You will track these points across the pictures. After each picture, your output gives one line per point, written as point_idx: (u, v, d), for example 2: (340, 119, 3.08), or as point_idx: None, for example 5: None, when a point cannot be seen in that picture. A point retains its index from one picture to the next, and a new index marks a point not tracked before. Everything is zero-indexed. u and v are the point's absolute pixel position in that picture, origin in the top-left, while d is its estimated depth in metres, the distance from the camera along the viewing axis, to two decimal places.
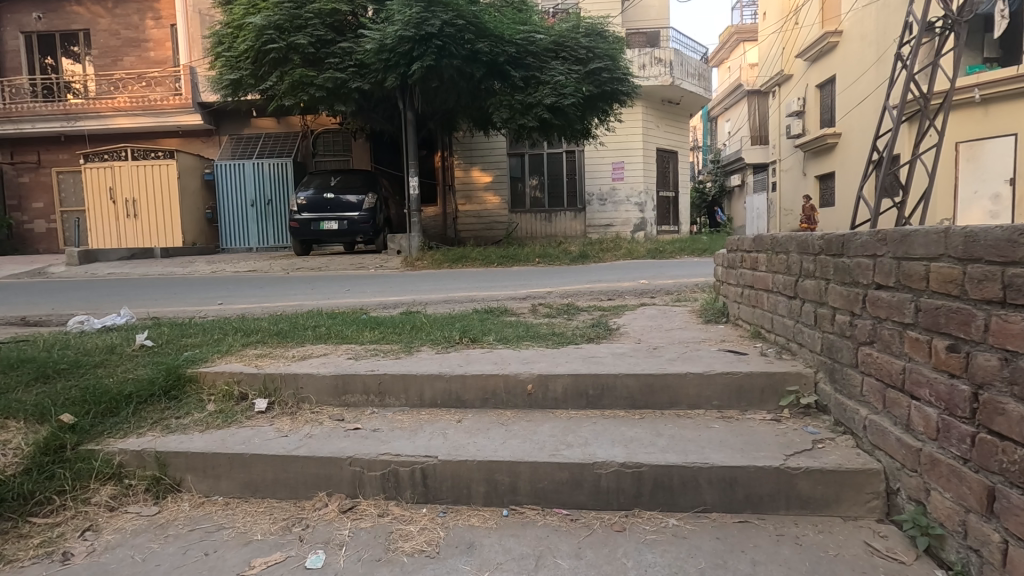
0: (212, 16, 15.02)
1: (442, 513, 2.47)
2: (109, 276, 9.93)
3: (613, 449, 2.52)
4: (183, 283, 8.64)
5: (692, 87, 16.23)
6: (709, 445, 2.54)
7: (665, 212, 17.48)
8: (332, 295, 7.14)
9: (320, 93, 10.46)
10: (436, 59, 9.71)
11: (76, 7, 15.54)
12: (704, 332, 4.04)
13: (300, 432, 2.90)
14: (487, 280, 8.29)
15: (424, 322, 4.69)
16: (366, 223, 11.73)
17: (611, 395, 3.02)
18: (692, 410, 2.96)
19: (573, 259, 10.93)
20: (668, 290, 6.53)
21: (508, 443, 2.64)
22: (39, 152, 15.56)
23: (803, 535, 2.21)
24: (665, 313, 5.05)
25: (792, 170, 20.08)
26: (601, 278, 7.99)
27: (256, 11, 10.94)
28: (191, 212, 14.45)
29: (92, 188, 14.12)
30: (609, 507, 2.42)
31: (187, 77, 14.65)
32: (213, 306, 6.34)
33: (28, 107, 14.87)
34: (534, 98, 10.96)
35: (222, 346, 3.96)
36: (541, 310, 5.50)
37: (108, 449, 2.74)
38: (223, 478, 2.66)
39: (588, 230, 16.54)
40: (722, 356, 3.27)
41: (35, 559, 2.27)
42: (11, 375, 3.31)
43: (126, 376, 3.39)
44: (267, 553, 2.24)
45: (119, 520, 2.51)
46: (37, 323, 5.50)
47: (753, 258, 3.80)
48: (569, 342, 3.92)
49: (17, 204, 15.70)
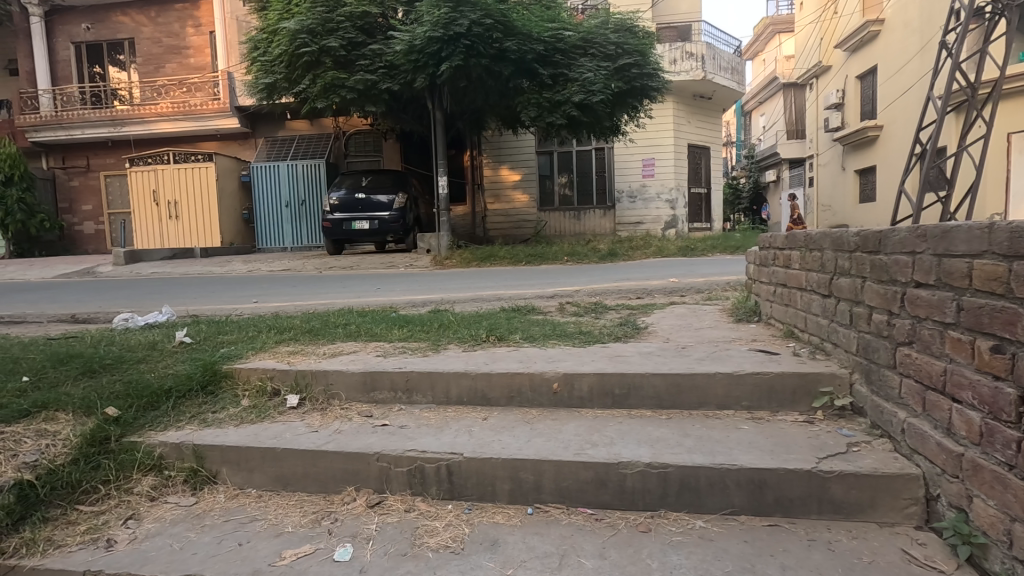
0: (248, 22, 15.78)
1: (468, 510, 2.50)
2: (151, 275, 10.29)
3: (638, 449, 2.50)
4: (221, 283, 8.90)
5: (726, 81, 15.89)
6: (738, 446, 2.49)
7: (697, 210, 17.21)
8: (362, 294, 7.22)
9: (352, 94, 10.63)
10: (464, 59, 9.79)
11: (121, 16, 16.17)
12: (735, 331, 3.96)
13: (330, 427, 2.96)
14: (516, 278, 8.29)
15: (452, 320, 4.73)
16: (397, 222, 11.90)
17: (638, 394, 2.99)
18: (721, 411, 2.91)
19: (602, 257, 10.88)
20: (699, 287, 6.43)
21: (533, 441, 2.64)
22: (88, 156, 16.30)
23: (836, 540, 2.14)
24: (695, 312, 4.96)
25: (830, 165, 19.47)
26: (630, 277, 7.87)
27: (290, 15, 11.18)
28: (229, 213, 14.89)
29: (137, 191, 14.73)
30: (634, 507, 2.39)
31: (225, 82, 15.11)
32: (248, 304, 6.53)
33: (77, 114, 15.52)
34: (562, 95, 10.91)
35: (256, 343, 4.08)
36: (569, 308, 5.50)
37: (150, 441, 2.86)
38: (256, 471, 2.75)
39: (617, 227, 16.39)
40: (752, 356, 3.21)
41: (82, 544, 2.38)
42: (61, 370, 3.48)
43: (165, 371, 3.54)
44: (298, 545, 2.30)
45: (160, 509, 2.62)
46: (87, 320, 5.79)
47: (787, 256, 3.70)
48: (597, 341, 3.90)
49: (69, 207, 16.52)
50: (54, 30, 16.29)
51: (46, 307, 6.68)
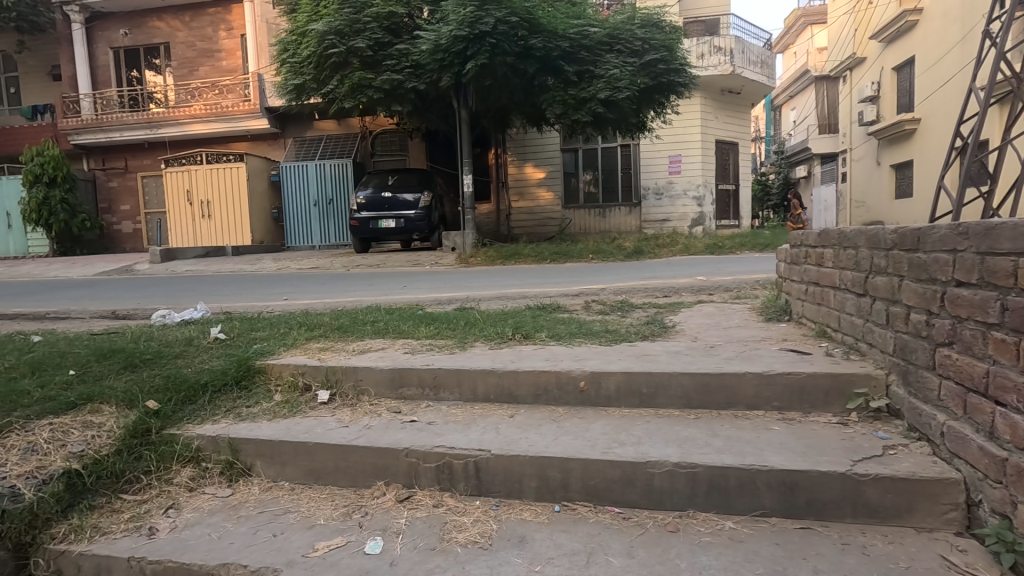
0: (277, 24, 16.03)
1: (495, 506, 2.52)
2: (186, 273, 10.61)
3: (666, 448, 2.48)
4: (252, 280, 9.12)
5: (755, 76, 15.57)
6: (768, 447, 2.46)
7: (725, 206, 16.92)
8: (389, 292, 7.31)
9: (378, 94, 10.75)
10: (490, 57, 9.83)
11: (157, 22, 16.66)
12: (765, 331, 3.89)
13: (360, 422, 3.02)
14: (541, 277, 8.29)
15: (478, 318, 4.77)
16: (422, 221, 12.04)
17: (666, 393, 2.96)
18: (751, 411, 2.87)
19: (627, 254, 10.79)
20: (728, 286, 6.34)
21: (560, 439, 2.64)
22: (126, 158, 16.87)
23: (870, 545, 2.10)
24: (724, 311, 4.88)
25: (865, 159, 18.94)
26: (656, 275, 7.79)
27: (318, 17, 11.36)
28: (259, 212, 15.25)
29: (173, 191, 15.20)
30: (662, 507, 2.38)
31: (255, 83, 15.43)
32: (278, 301, 6.66)
33: (115, 117, 16.04)
34: (587, 92, 10.83)
35: (288, 339, 4.18)
36: (595, 306, 5.47)
37: (188, 433, 2.95)
38: (289, 465, 2.81)
39: (643, 225, 16.24)
40: (783, 356, 3.15)
41: (126, 531, 2.48)
42: (104, 364, 3.62)
43: (202, 366, 3.65)
44: (330, 537, 2.35)
45: (198, 500, 2.71)
46: (127, 316, 6.01)
47: (819, 254, 3.62)
48: (623, 339, 3.89)
49: (108, 207, 17.14)
50: (94, 36, 16.86)
51: (88, 304, 6.95)
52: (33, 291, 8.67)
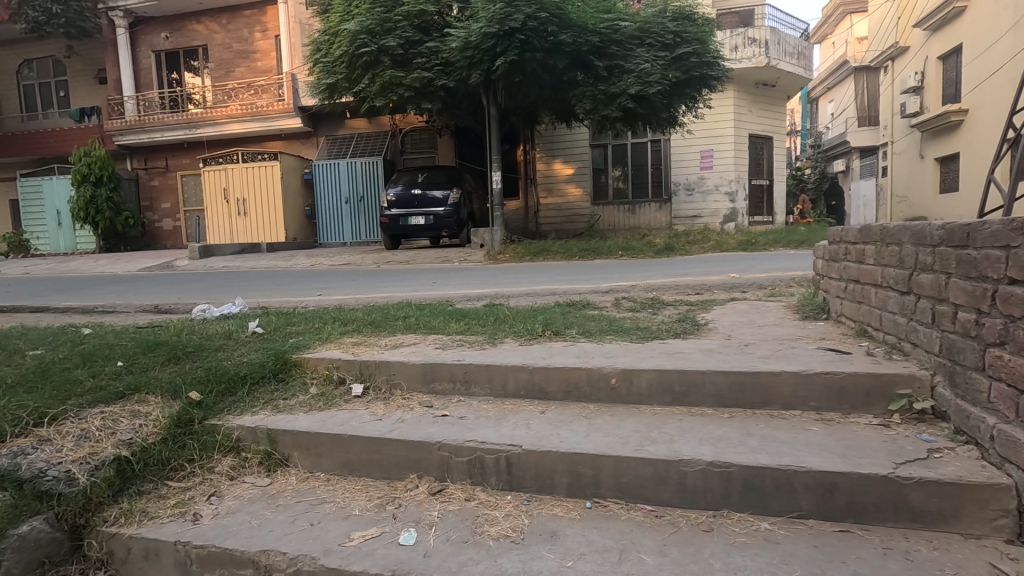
0: (310, 24, 16.32)
1: (527, 501, 2.54)
2: (224, 269, 10.94)
3: (700, 447, 2.45)
4: (287, 276, 9.34)
5: (791, 67, 15.15)
6: (806, 447, 2.41)
7: (758, 202, 16.57)
8: (420, 288, 7.41)
9: (409, 92, 10.87)
10: (519, 54, 9.83)
11: (196, 25, 17.15)
12: (801, 329, 3.80)
13: (392, 416, 3.07)
14: (570, 273, 8.26)
15: (507, 314, 4.80)
16: (451, 217, 12.14)
17: (699, 392, 2.93)
18: (788, 411, 2.81)
19: (657, 251, 10.65)
20: (761, 283, 6.21)
21: (591, 436, 2.64)
22: (167, 158, 17.45)
23: (915, 550, 2.03)
24: (757, 308, 4.79)
25: (907, 152, 18.26)
26: (687, 272, 7.67)
27: (350, 16, 11.52)
28: (293, 209, 15.59)
29: (210, 189, 15.67)
30: (695, 506, 2.36)
31: (289, 83, 15.75)
32: (313, 296, 6.82)
33: (157, 118, 16.59)
34: (618, 87, 10.71)
35: (323, 333, 4.28)
36: (625, 303, 5.43)
37: (229, 424, 3.06)
38: (325, 456, 2.88)
39: (673, 221, 16.02)
40: (822, 355, 3.08)
41: (173, 516, 2.59)
42: (150, 356, 3.76)
43: (241, 359, 3.77)
44: (365, 527, 2.40)
45: (239, 488, 2.80)
46: (168, 310, 6.23)
47: (860, 250, 3.52)
48: (655, 337, 3.85)
49: (150, 205, 17.78)
50: (137, 40, 17.48)
51: (134, 298, 7.22)
52: (81, 286, 9.06)
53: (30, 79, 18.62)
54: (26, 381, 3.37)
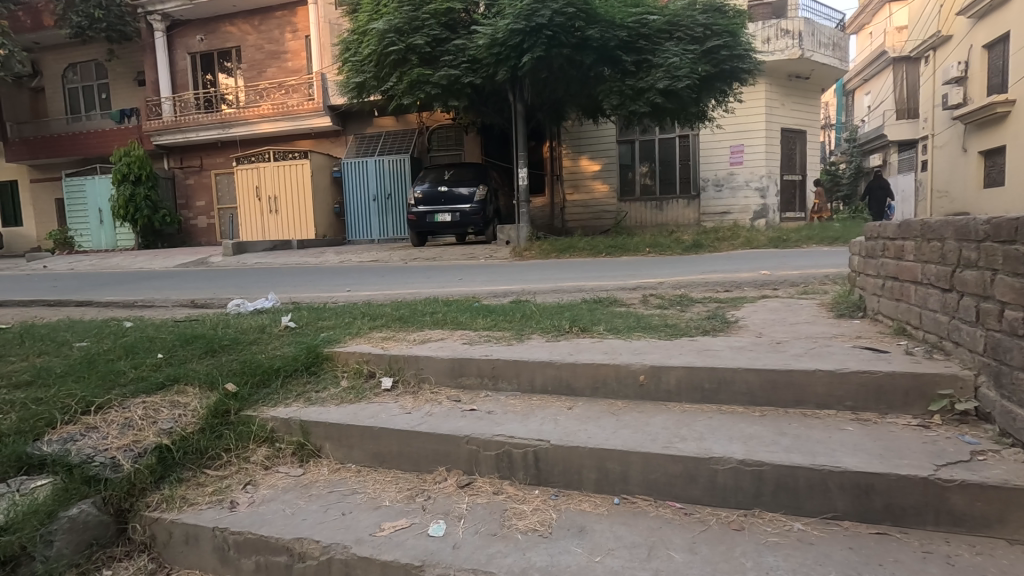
0: (340, 24, 16.52)
1: (555, 496, 2.54)
2: (257, 266, 11.20)
3: (731, 445, 2.42)
4: (316, 273, 9.52)
5: (826, 59, 14.74)
6: (840, 447, 2.35)
7: (791, 198, 16.18)
8: (446, 284, 7.48)
9: (436, 90, 10.95)
10: (547, 50, 9.81)
11: (229, 27, 17.56)
12: (836, 328, 3.70)
13: (421, 409, 3.12)
14: (597, 270, 8.22)
15: (534, 310, 4.81)
16: (477, 214, 12.18)
17: (730, 390, 2.88)
18: (822, 410, 2.75)
19: (685, 248, 10.50)
20: (794, 281, 6.07)
21: (619, 432, 2.63)
22: (201, 157, 17.93)
23: (957, 555, 1.97)
24: (790, 306, 4.68)
25: (949, 145, 17.60)
26: (717, 269, 7.55)
27: (378, 15, 11.66)
28: (322, 207, 15.89)
29: (243, 187, 16.11)
30: (726, 504, 2.33)
31: (319, 83, 16.01)
32: (342, 292, 6.92)
33: (192, 118, 17.07)
34: (646, 82, 10.58)
35: (352, 328, 4.35)
36: (653, 300, 5.38)
37: (263, 415, 3.14)
38: (355, 448, 2.94)
39: (702, 218, 15.77)
40: (858, 353, 3.00)
41: (211, 503, 2.68)
42: (188, 349, 3.89)
43: (274, 352, 3.86)
44: (395, 518, 2.44)
45: (273, 477, 2.88)
46: (205, 305, 6.42)
47: (899, 246, 3.41)
48: (683, 334, 3.81)
49: (186, 203, 18.31)
50: (174, 42, 17.99)
51: (172, 293, 7.47)
52: (123, 281, 9.43)
53: (74, 82, 19.37)
54: (74, 371, 3.52)
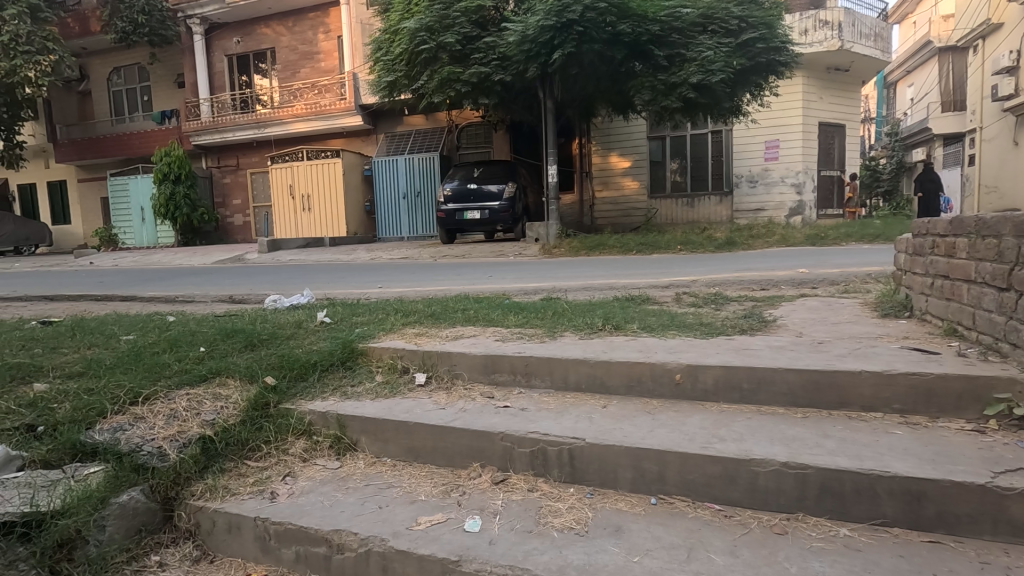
0: (371, 24, 16.70)
1: (590, 494, 2.52)
2: (292, 262, 11.44)
3: (772, 447, 2.36)
4: (348, 270, 9.66)
5: (867, 50, 14.23)
6: (889, 452, 2.27)
7: (828, 194, 15.71)
8: (476, 282, 7.51)
9: (466, 87, 11.00)
10: (577, 45, 9.74)
11: (265, 29, 17.93)
12: (882, 327, 3.58)
13: (455, 405, 3.13)
14: (627, 268, 8.13)
15: (565, 307, 4.78)
16: (506, 212, 12.22)
17: (770, 390, 2.81)
18: (868, 413, 2.66)
19: (718, 246, 10.30)
20: (833, 279, 5.90)
21: (656, 431, 2.59)
22: (238, 156, 18.41)
23: (1017, 567, 1.88)
24: (830, 305, 4.55)
25: (998, 139, 16.84)
26: (753, 267, 7.38)
27: (410, 14, 11.76)
28: (353, 205, 16.15)
29: (278, 185, 16.52)
30: (768, 507, 2.27)
31: (351, 82, 16.24)
32: (375, 289, 7.01)
33: (229, 118, 17.54)
34: (678, 77, 10.39)
35: (385, 324, 4.40)
36: (686, 298, 5.28)
37: (301, 409, 3.21)
38: (391, 442, 2.98)
39: (734, 215, 15.46)
40: (906, 354, 2.89)
41: (252, 493, 2.75)
42: (229, 343, 4.00)
43: (311, 347, 3.93)
44: (431, 513, 2.47)
45: (311, 469, 2.94)
46: (242, 301, 6.59)
47: (950, 243, 3.27)
48: (720, 333, 3.73)
49: (222, 202, 18.83)
50: (212, 45, 18.47)
51: (210, 289, 7.68)
52: (164, 277, 9.75)
53: (118, 85, 20.08)
54: (122, 363, 3.65)
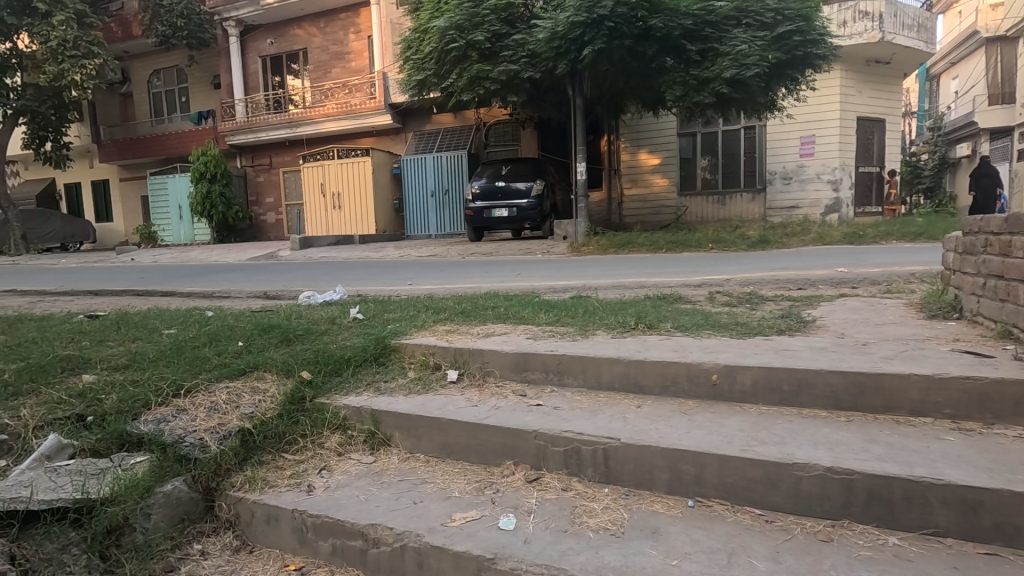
0: (401, 24, 16.84)
1: (625, 495, 2.49)
2: (323, 260, 11.65)
3: (815, 451, 2.29)
4: (377, 267, 9.78)
5: (910, 41, 13.72)
6: (942, 458, 2.18)
7: (867, 190, 15.22)
8: (505, 279, 7.53)
9: (495, 85, 11.01)
10: (607, 41, 9.67)
11: (297, 30, 18.26)
12: (929, 329, 3.45)
13: (487, 402, 3.13)
14: (658, 266, 8.05)
15: (596, 306, 4.73)
16: (534, 210, 12.19)
17: (812, 392, 2.73)
18: (917, 418, 2.57)
19: (751, 244, 10.07)
20: (874, 279, 5.70)
21: (693, 433, 2.55)
22: (271, 155, 18.80)
23: None
24: (872, 305, 4.41)
25: None
26: (788, 266, 7.18)
27: (439, 13, 11.82)
28: (383, 203, 16.36)
29: (310, 184, 16.86)
30: (811, 513, 2.21)
31: (381, 82, 16.43)
32: (405, 286, 7.07)
33: (263, 118, 17.94)
34: (711, 72, 10.20)
35: (417, 321, 4.44)
36: (720, 298, 5.18)
37: (336, 403, 3.25)
38: (424, 438, 2.99)
39: (767, 212, 15.12)
40: (957, 357, 2.78)
41: (290, 486, 2.79)
42: (266, 338, 4.09)
43: (344, 343, 3.98)
44: (465, 509, 2.47)
45: (346, 464, 2.97)
46: (276, 296, 6.74)
47: (1004, 241, 3.12)
48: (757, 333, 3.65)
49: (256, 200, 19.27)
50: (247, 47, 18.90)
51: (246, 286, 7.87)
52: (201, 274, 10.02)
53: (158, 87, 20.73)
54: (164, 356, 3.77)
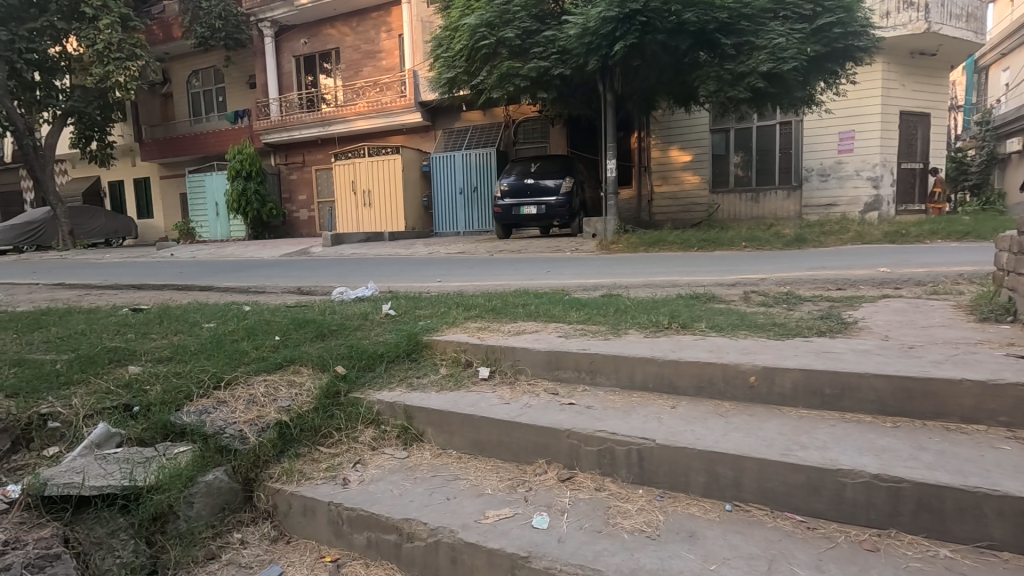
0: (432, 22, 16.92)
1: (660, 497, 2.45)
2: (353, 256, 11.80)
3: (861, 457, 2.22)
4: (407, 264, 9.85)
5: (957, 32, 13.16)
6: (997, 468, 2.08)
7: (908, 187, 14.68)
8: (535, 277, 7.49)
9: (525, 82, 10.98)
10: (640, 36, 9.56)
11: (330, 30, 18.54)
12: (980, 332, 3.31)
13: (519, 400, 3.12)
14: (691, 264, 7.93)
15: (628, 305, 4.66)
16: (563, 207, 12.12)
17: (855, 396, 2.64)
18: (969, 425, 2.46)
19: (786, 243, 9.82)
20: (919, 280, 5.48)
21: (730, 435, 2.49)
22: (304, 153, 19.17)
23: None
24: (918, 307, 4.25)
25: None
26: (827, 265, 6.96)
27: (470, 11, 11.83)
28: (412, 200, 16.52)
29: (341, 182, 17.13)
30: (855, 521, 2.14)
31: (411, 80, 16.55)
32: (435, 283, 7.10)
33: (296, 117, 18.28)
34: (747, 66, 9.94)
35: (448, 318, 4.46)
36: (755, 297, 5.05)
37: (370, 399, 3.29)
38: (456, 434, 3.00)
39: (803, 210, 14.72)
40: (1012, 362, 2.66)
41: (326, 479, 2.84)
42: (301, 333, 4.16)
43: (377, 339, 4.03)
44: (498, 507, 2.47)
45: (379, 458, 3.00)
46: (310, 292, 6.88)
47: None
48: (796, 334, 3.56)
49: (289, 197, 19.66)
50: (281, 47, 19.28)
51: (280, 281, 8.02)
52: (237, 269, 10.28)
53: (197, 87, 21.33)
54: (205, 349, 3.87)
